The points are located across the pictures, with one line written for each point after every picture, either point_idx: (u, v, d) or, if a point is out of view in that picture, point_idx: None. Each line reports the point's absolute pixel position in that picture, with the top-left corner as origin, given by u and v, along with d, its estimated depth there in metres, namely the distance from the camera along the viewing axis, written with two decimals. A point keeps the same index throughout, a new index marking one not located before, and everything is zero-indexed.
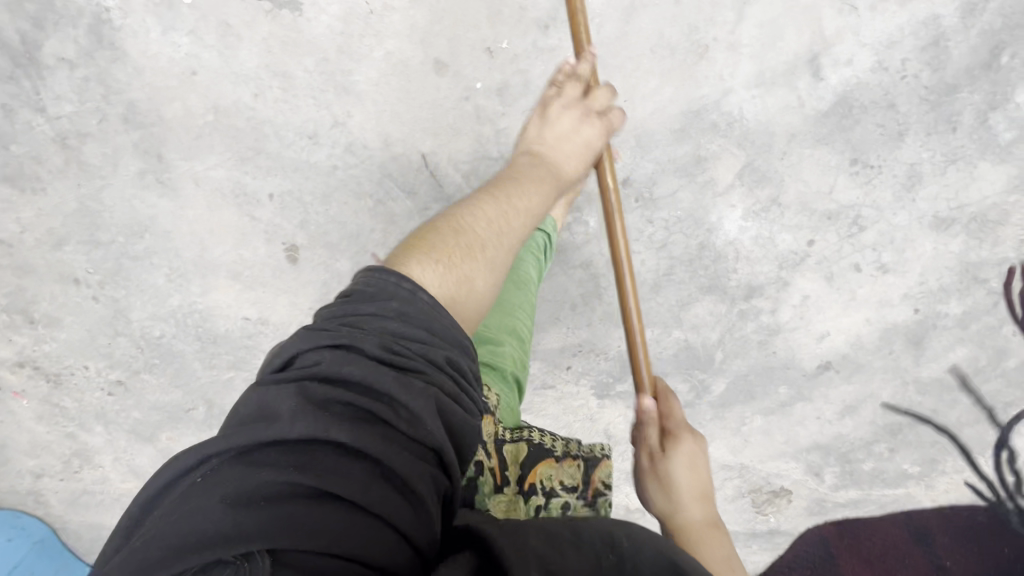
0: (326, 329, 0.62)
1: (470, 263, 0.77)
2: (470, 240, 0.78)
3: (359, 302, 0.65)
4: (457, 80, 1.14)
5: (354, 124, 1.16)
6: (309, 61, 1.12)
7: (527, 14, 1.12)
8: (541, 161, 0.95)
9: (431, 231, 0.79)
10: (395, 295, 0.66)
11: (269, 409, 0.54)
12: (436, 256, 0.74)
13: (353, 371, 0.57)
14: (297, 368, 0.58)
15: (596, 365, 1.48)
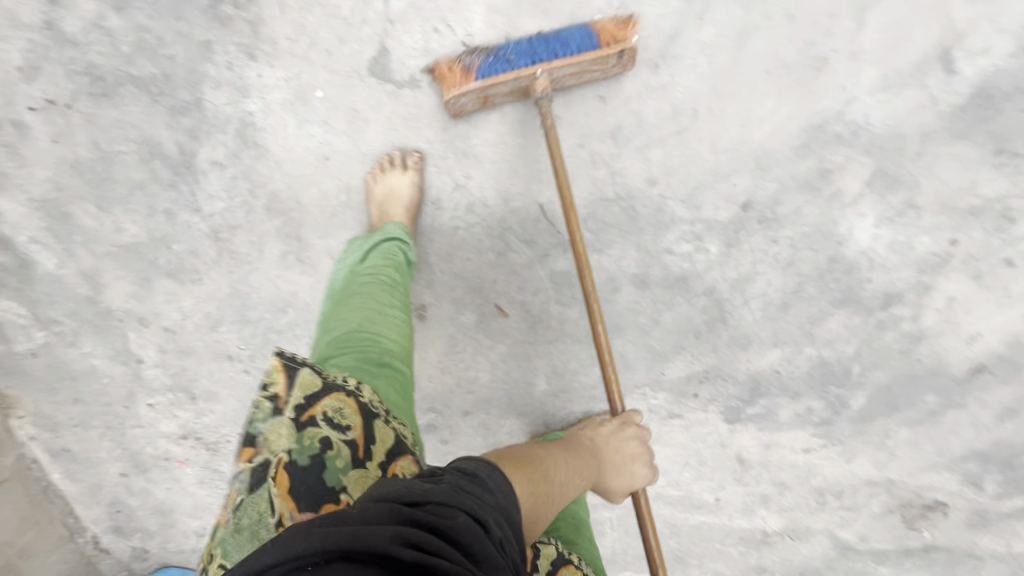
0: (455, 487, 0.61)
1: (540, 513, 0.74)
2: (551, 489, 0.78)
3: (484, 481, 0.65)
4: (571, 129, 1.16)
5: (474, 184, 1.21)
6: (430, 132, 1.16)
7: (637, 55, 1.10)
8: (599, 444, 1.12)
9: (525, 458, 0.79)
10: (508, 494, 0.66)
11: (399, 529, 0.51)
12: (532, 487, 0.73)
13: (469, 541, 0.55)
14: (427, 509, 0.56)
15: (724, 391, 1.45)
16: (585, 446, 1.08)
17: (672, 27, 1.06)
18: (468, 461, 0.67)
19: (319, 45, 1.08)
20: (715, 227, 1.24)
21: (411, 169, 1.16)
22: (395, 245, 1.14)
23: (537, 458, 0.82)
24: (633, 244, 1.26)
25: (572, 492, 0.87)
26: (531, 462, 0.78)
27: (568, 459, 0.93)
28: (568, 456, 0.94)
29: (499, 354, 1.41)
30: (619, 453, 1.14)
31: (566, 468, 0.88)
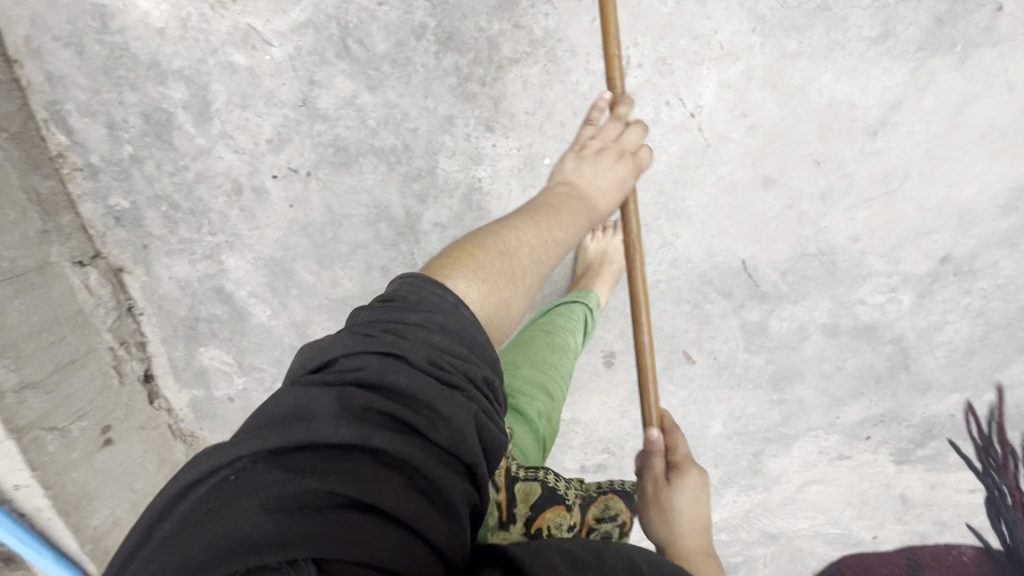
0: (373, 332, 0.62)
1: (513, 290, 0.77)
2: (514, 265, 0.78)
3: (400, 305, 0.65)
4: (783, 191, 1.20)
5: (681, 242, 1.26)
6: (646, 195, 1.22)
7: (856, 123, 1.14)
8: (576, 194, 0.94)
9: (478, 244, 0.78)
10: (432, 299, 0.66)
11: (309, 416, 0.53)
12: (483, 274, 0.74)
13: (397, 381, 0.57)
14: (336, 372, 0.58)
15: (896, 433, 1.48)
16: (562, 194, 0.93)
17: (894, 98, 1.12)
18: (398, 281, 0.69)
19: (555, 118, 1.15)
20: (911, 280, 1.28)
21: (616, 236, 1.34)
22: (578, 305, 1.23)
23: (495, 238, 0.80)
24: (828, 296, 1.31)
25: (546, 251, 0.83)
26: (487, 249, 0.77)
27: (542, 228, 0.85)
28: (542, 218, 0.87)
29: (679, 399, 1.45)
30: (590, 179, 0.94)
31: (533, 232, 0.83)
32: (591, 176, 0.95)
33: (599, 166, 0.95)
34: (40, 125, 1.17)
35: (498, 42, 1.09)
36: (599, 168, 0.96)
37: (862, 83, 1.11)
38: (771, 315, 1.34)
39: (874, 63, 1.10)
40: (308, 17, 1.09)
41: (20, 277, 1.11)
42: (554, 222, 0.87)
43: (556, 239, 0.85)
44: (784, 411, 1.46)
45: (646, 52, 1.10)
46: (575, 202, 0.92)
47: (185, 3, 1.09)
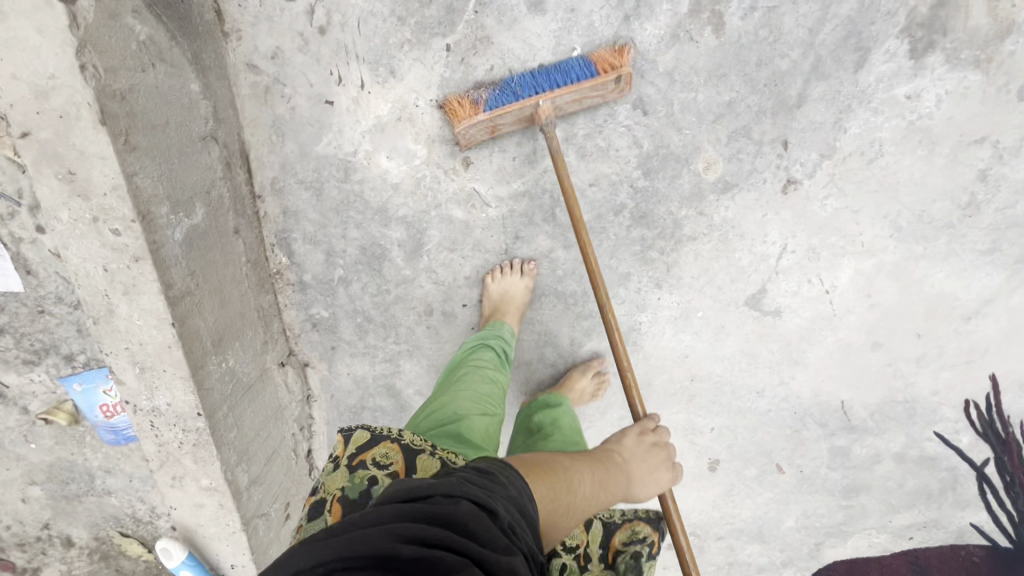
0: (461, 482, 0.69)
1: (553, 529, 0.80)
2: (570, 502, 0.83)
3: (491, 480, 0.73)
4: (886, 353, 1.45)
5: (795, 382, 1.50)
6: (775, 345, 1.45)
7: (956, 308, 1.39)
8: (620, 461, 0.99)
9: (550, 463, 0.87)
10: (514, 487, 0.75)
11: (396, 529, 0.60)
12: (548, 499, 0.79)
13: (476, 527, 0.63)
14: (431, 501, 0.65)
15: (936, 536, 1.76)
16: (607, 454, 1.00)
17: (990, 295, 1.37)
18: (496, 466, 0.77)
19: (714, 282, 1.36)
20: (973, 426, 1.56)
21: (526, 274, 1.31)
22: (495, 343, 1.28)
23: (559, 465, 0.88)
24: (903, 432, 1.57)
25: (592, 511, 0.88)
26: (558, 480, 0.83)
27: (595, 464, 0.94)
28: (602, 463, 0.95)
29: (763, 499, 1.71)
30: (636, 458, 1.02)
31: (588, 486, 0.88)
32: (642, 459, 1.02)
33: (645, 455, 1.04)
34: (268, 248, 1.32)
35: (682, 224, 1.30)
36: (638, 453, 1.03)
37: (967, 282, 1.36)
38: (855, 443, 1.59)
39: (979, 269, 1.34)
40: (526, 188, 1.26)
41: (251, 386, 1.26)
42: (601, 472, 0.93)
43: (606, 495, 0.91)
44: (848, 513, 1.73)
45: (801, 242, 1.32)
46: (619, 466, 0.98)
47: (422, 166, 1.24)
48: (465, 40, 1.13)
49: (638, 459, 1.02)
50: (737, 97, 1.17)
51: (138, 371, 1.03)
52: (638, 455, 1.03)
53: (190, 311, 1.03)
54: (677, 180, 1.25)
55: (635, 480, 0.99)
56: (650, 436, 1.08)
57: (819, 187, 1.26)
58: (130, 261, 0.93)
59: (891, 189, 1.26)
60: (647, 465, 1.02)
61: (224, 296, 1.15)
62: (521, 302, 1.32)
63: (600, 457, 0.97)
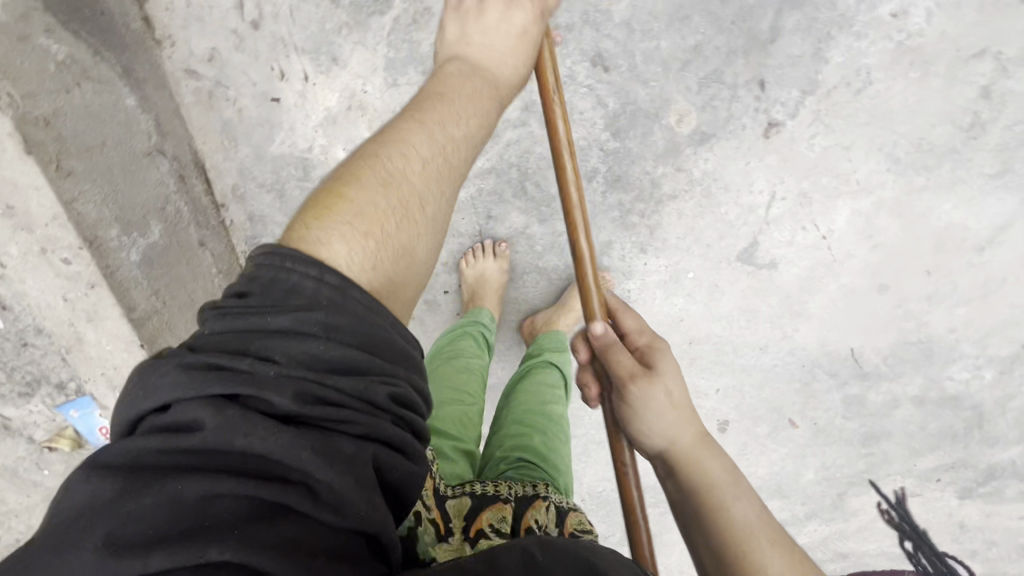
0: (211, 369, 0.51)
1: (410, 227, 0.64)
2: (398, 190, 0.63)
3: (257, 309, 0.53)
4: (894, 294, 1.37)
5: (799, 334, 1.44)
6: (774, 299, 1.38)
7: (967, 239, 1.30)
8: (469, 75, 0.73)
9: (349, 178, 0.63)
10: (295, 293, 0.54)
11: (132, 513, 0.44)
12: (365, 221, 0.60)
13: (245, 442, 0.48)
14: (177, 434, 0.48)
15: (964, 475, 1.71)
16: (452, 87, 0.72)
17: (1003, 222, 1.27)
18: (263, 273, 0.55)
19: (701, 241, 1.30)
20: (996, 361, 1.48)
21: (500, 258, 1.28)
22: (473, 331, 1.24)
23: (368, 168, 0.64)
24: (920, 374, 1.50)
25: (456, 177, 0.70)
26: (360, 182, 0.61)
27: (430, 138, 0.67)
28: (425, 117, 0.69)
29: (779, 455, 1.67)
30: (486, 47, 0.74)
31: (417, 146, 0.66)
32: (482, 37, 0.74)
33: (488, 16, 0.75)
34: (240, 256, 1.29)
35: (661, 183, 1.23)
36: (488, 23, 0.75)
37: (977, 210, 1.26)
38: (869, 390, 1.53)
39: (990, 195, 1.24)
40: (491, 164, 1.21)
41: None
42: (448, 126, 0.68)
43: (450, 142, 0.69)
44: (868, 461, 1.68)
45: (790, 188, 1.23)
46: (467, 79, 0.73)
47: None
48: (405, 16, 1.07)
49: (484, 38, 0.74)
50: (703, 40, 1.09)
51: (119, 395, 1.04)
52: (474, 37, 0.75)
53: (159, 331, 1.03)
54: (650, 137, 1.17)
55: (493, 64, 0.75)
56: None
57: (804, 126, 1.16)
58: (87, 288, 0.92)
59: (883, 119, 1.16)
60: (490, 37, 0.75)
61: (198, 311, 1.14)
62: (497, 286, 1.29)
63: (443, 119, 0.69)
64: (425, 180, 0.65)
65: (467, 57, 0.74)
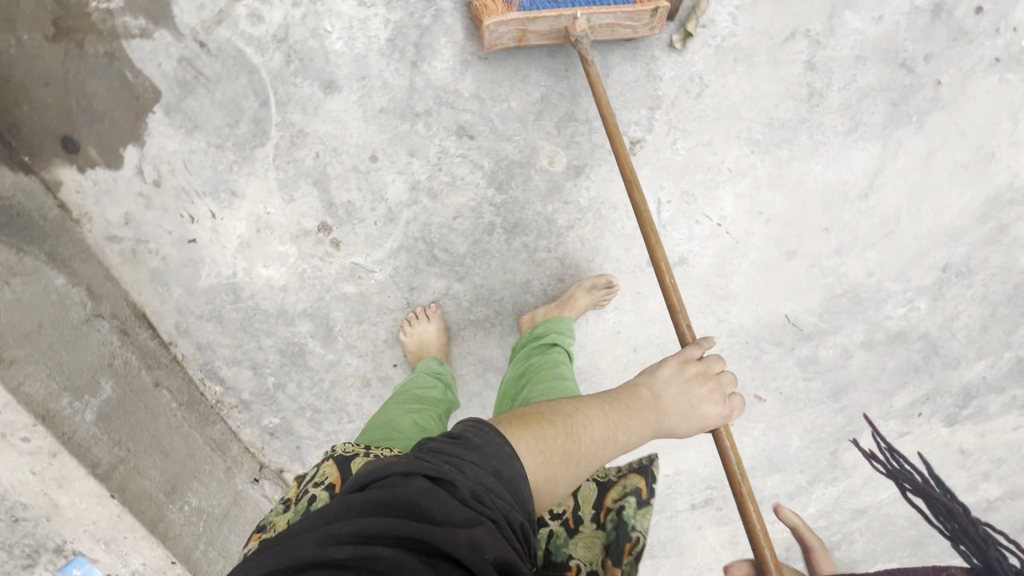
0: (420, 456, 0.70)
1: (566, 473, 0.78)
2: (575, 447, 0.80)
3: (465, 440, 0.72)
4: (805, 257, 1.46)
5: (732, 315, 1.51)
6: (697, 291, 1.46)
7: (850, 190, 1.40)
8: (654, 402, 0.93)
9: (550, 413, 0.83)
10: (492, 443, 0.73)
11: (337, 530, 0.62)
12: (543, 446, 0.77)
13: (427, 505, 0.64)
14: (383, 488, 0.66)
15: (943, 403, 1.74)
16: (640, 397, 0.93)
17: (876, 168, 1.37)
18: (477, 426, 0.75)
19: (611, 257, 1.38)
20: (923, 290, 1.55)
21: (433, 318, 1.36)
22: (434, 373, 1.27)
23: (564, 410, 0.84)
24: (860, 320, 1.57)
25: (612, 447, 0.85)
26: (555, 422, 0.81)
27: (608, 404, 0.89)
28: (625, 407, 0.90)
29: (760, 430, 1.71)
30: (678, 397, 0.95)
31: (601, 416, 0.85)
32: (675, 389, 0.95)
33: (696, 395, 0.96)
34: (198, 384, 1.38)
35: (555, 218, 1.33)
36: (688, 391, 0.96)
37: (847, 163, 1.36)
38: (819, 348, 1.59)
39: (853, 148, 1.35)
40: (399, 243, 1.31)
41: (225, 513, 1.32)
42: (621, 420, 0.88)
43: (621, 435, 0.87)
44: (846, 414, 1.72)
45: (672, 191, 1.34)
46: (649, 406, 0.92)
47: (299, 262, 1.30)
48: (283, 141, 1.18)
49: (677, 396, 0.95)
50: (547, 90, 1.21)
51: (105, 546, 1.11)
52: (676, 392, 0.95)
53: (129, 477, 1.10)
54: (530, 183, 1.28)
55: (671, 414, 0.94)
56: (694, 364, 0.99)
57: (663, 136, 1.28)
58: (49, 458, 1.01)
59: (730, 111, 1.27)
60: (686, 408, 0.95)
61: (164, 446, 1.22)
62: (439, 346, 1.36)
63: (631, 409, 0.90)
64: (590, 449, 0.81)
65: (660, 395, 0.94)
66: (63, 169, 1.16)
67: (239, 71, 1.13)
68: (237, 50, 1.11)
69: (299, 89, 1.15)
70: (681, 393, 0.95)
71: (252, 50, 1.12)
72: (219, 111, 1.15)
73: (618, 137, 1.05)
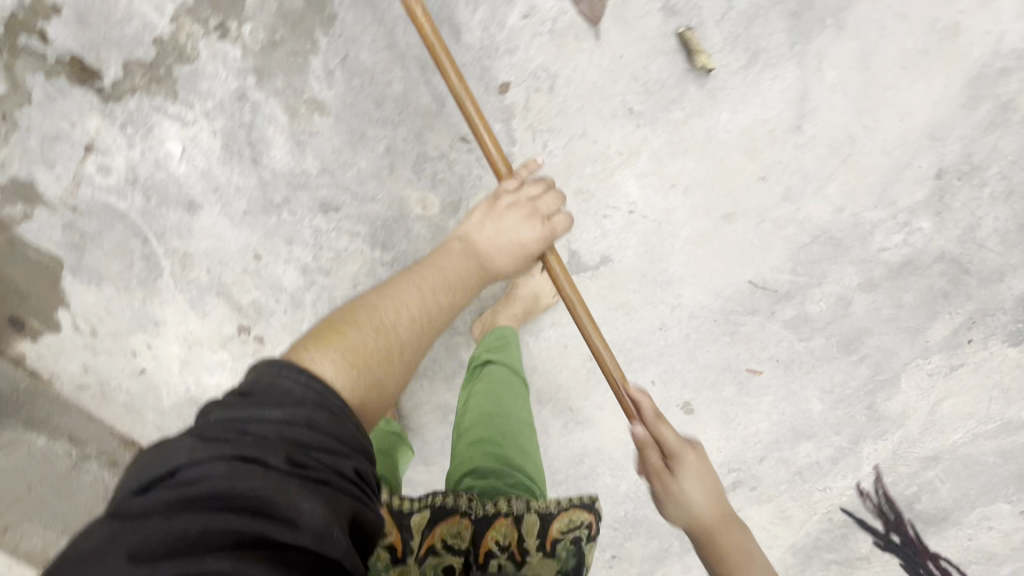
0: (215, 435, 0.59)
1: (389, 367, 0.76)
2: (393, 342, 0.78)
3: (259, 402, 0.63)
4: (747, 216, 1.26)
5: (687, 298, 1.36)
6: (633, 283, 1.32)
7: (776, 126, 1.17)
8: (472, 259, 0.91)
9: (349, 321, 0.77)
10: (294, 392, 0.64)
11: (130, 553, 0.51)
12: (352, 356, 0.72)
13: (243, 487, 0.55)
14: (181, 486, 0.56)
15: (994, 322, 1.39)
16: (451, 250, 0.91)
17: (801, 91, 1.14)
18: (268, 376, 0.65)
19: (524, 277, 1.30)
20: (918, 208, 1.27)
21: None
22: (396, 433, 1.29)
23: (367, 302, 0.80)
24: (846, 263, 1.32)
25: (437, 324, 0.84)
26: (358, 325, 0.76)
27: (423, 280, 0.85)
28: (433, 271, 0.87)
29: (768, 403, 1.50)
30: (493, 235, 0.93)
31: (414, 292, 0.83)
32: (489, 232, 0.93)
33: (504, 225, 0.93)
34: None
35: None
36: (506, 227, 0.93)
37: (760, 98, 1.14)
38: (807, 303, 1.38)
39: (762, 79, 1.13)
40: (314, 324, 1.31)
41: None
42: (436, 286, 0.85)
43: (441, 303, 0.85)
44: (870, 363, 1.45)
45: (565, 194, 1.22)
46: (464, 259, 0.91)
47: (236, 364, 1.36)
48: (175, 267, 1.25)
49: (493, 234, 0.93)
50: (390, 140, 1.15)
51: None
52: (485, 232, 0.93)
53: None
54: (411, 234, 1.22)
55: (489, 255, 0.93)
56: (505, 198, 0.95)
57: (529, 143, 1.16)
58: None
59: (594, 90, 1.12)
60: (496, 236, 0.93)
61: None
62: None
63: (440, 269, 0.88)
64: (412, 333, 0.80)
65: (475, 243, 0.92)
66: (20, 344, 1.32)
67: (113, 220, 1.20)
68: (103, 203, 1.18)
69: (169, 218, 1.21)
70: (501, 223, 0.93)
71: (115, 198, 1.18)
72: (114, 259, 1.24)
73: (445, 56, 0.91)
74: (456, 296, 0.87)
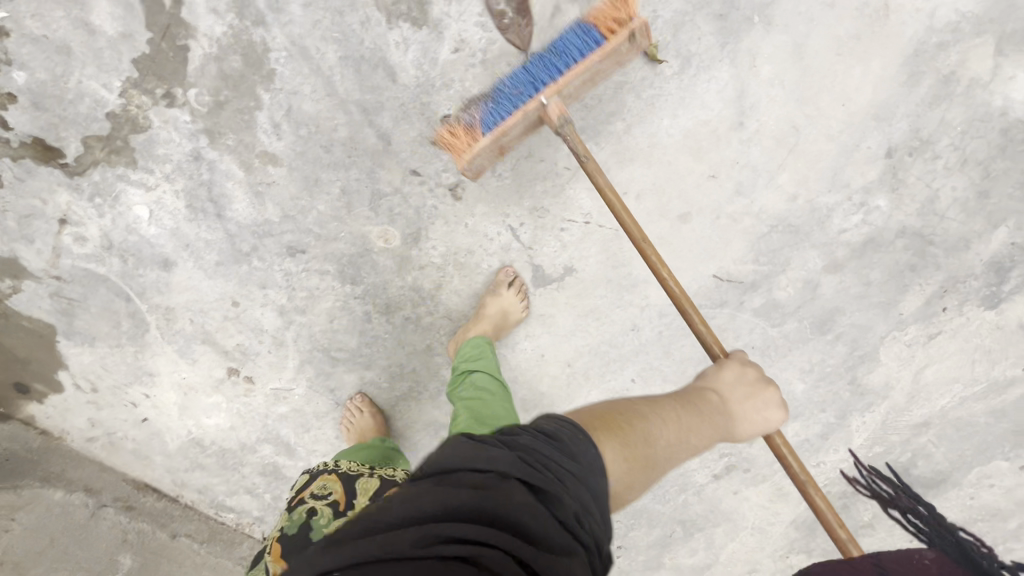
0: (507, 451, 0.65)
1: (640, 476, 0.78)
2: (651, 452, 0.80)
3: (552, 447, 0.68)
4: (703, 213, 1.28)
5: (653, 297, 1.33)
6: (600, 291, 1.32)
7: (716, 125, 1.22)
8: (722, 418, 0.94)
9: (624, 419, 0.83)
10: (568, 439, 0.70)
11: (429, 526, 0.56)
12: (624, 448, 0.77)
13: (520, 514, 0.59)
14: (473, 487, 0.60)
15: (966, 288, 1.32)
16: (708, 402, 0.94)
17: (735, 92, 1.20)
18: (555, 426, 0.72)
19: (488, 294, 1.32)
20: (874, 187, 1.26)
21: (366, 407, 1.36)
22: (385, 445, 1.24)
23: (635, 418, 0.84)
24: (809, 247, 1.31)
25: (679, 457, 0.87)
26: (630, 427, 0.81)
27: (679, 412, 0.90)
28: (700, 418, 0.91)
29: None
30: (747, 406, 0.96)
31: (671, 426, 0.86)
32: (746, 405, 0.97)
33: (738, 388, 0.97)
34: (216, 517, 1.50)
35: (420, 285, 1.30)
36: (729, 379, 0.98)
37: (697, 100, 1.20)
38: (776, 288, 1.34)
39: (698, 84, 1.20)
40: (299, 359, 1.36)
41: None
42: (694, 433, 0.89)
43: (689, 442, 0.88)
44: (848, 341, 1.38)
45: (520, 213, 1.26)
46: (716, 417, 0.93)
47: (230, 405, 1.41)
48: (160, 320, 1.31)
49: (745, 406, 0.96)
50: (344, 182, 1.21)
51: None
52: (746, 410, 0.97)
53: None
54: (377, 266, 1.27)
55: (739, 424, 0.97)
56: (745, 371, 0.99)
57: None
58: None
59: None
60: (745, 407, 0.97)
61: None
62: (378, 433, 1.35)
63: (694, 425, 0.90)
64: (664, 451, 0.83)
65: (728, 405, 0.95)
66: (29, 407, 1.41)
67: (95, 284, 1.27)
68: (84, 270, 1.25)
69: (146, 277, 1.27)
70: (763, 408, 0.97)
71: (93, 265, 1.25)
72: (101, 320, 1.31)
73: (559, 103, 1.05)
74: (704, 438, 0.91)
